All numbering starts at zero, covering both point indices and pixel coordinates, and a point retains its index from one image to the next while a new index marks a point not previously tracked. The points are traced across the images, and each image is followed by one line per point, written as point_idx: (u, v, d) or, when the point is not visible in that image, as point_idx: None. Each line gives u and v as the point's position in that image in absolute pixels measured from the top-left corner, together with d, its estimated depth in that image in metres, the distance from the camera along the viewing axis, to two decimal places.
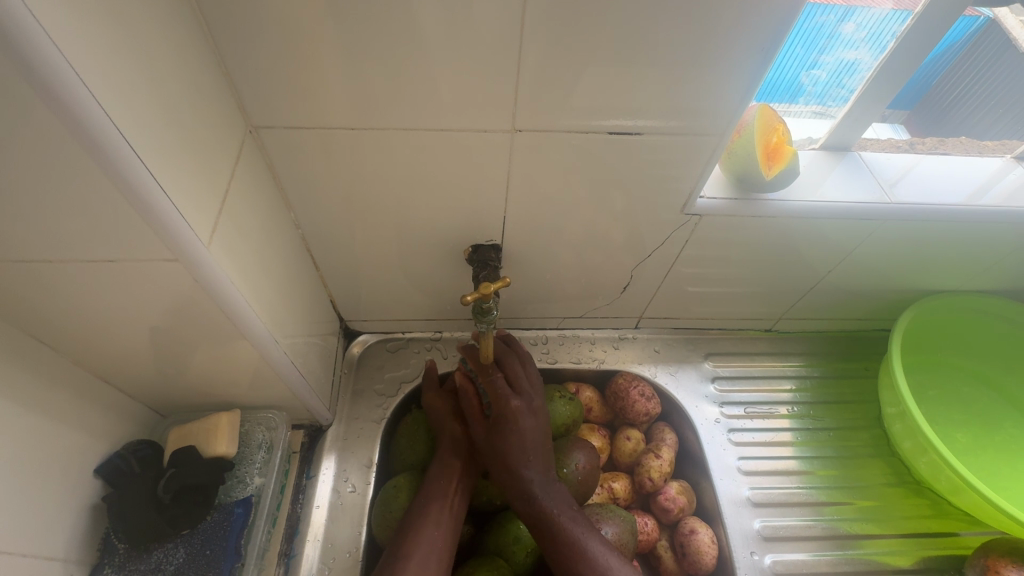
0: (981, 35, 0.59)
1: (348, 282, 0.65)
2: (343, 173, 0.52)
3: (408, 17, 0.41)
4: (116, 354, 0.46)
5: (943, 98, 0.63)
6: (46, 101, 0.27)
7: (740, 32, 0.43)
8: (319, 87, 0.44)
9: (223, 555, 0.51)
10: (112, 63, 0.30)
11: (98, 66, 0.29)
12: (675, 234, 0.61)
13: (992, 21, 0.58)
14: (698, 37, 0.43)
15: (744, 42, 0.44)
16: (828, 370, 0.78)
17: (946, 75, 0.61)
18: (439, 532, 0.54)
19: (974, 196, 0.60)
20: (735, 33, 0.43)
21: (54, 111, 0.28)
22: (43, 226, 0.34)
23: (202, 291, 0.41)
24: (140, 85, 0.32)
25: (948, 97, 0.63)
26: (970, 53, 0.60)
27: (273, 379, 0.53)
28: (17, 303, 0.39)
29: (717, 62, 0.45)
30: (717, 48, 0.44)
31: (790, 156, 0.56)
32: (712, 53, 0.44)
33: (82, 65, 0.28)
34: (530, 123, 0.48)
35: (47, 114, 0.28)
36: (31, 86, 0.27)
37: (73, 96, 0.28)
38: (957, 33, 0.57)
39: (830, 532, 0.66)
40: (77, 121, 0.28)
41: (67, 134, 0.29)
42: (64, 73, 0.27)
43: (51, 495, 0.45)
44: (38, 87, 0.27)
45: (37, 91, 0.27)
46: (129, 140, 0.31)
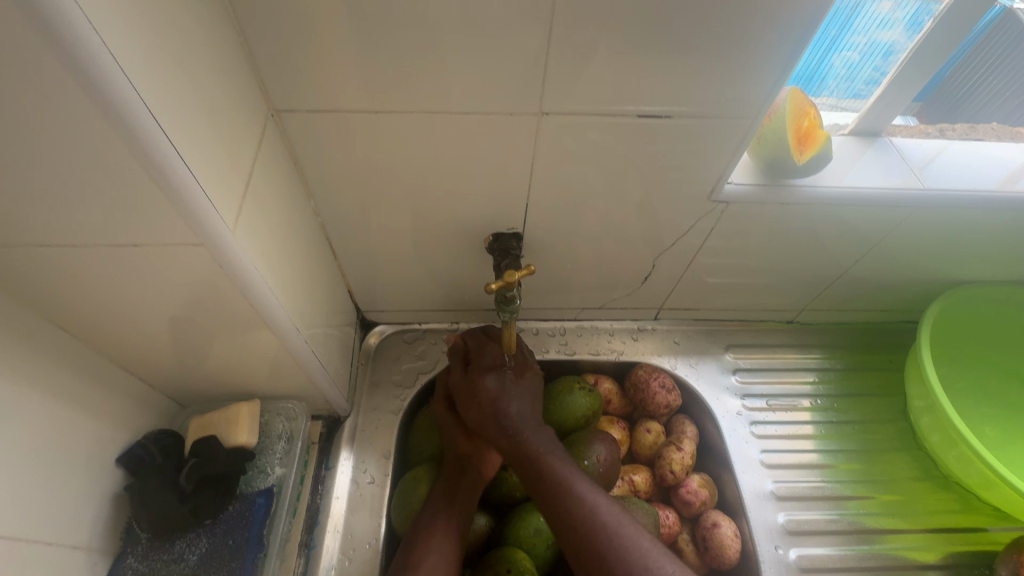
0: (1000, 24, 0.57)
1: (365, 271, 0.64)
2: (363, 159, 0.51)
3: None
4: (137, 342, 0.45)
5: (960, 86, 0.61)
6: (75, 76, 0.26)
7: (780, 8, 0.41)
8: (342, 69, 0.43)
9: (246, 545, 0.51)
10: (138, 40, 0.29)
11: (123, 42, 0.28)
12: (699, 222, 0.60)
13: (1009, 11, 0.57)
14: (735, 15, 0.42)
15: (784, 19, 0.42)
16: (852, 362, 0.76)
17: (962, 64, 0.59)
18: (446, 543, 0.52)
19: (1010, 183, 0.58)
20: (774, 10, 0.41)
21: (81, 88, 0.27)
22: (66, 210, 0.33)
23: (225, 279, 0.40)
24: (165, 64, 0.31)
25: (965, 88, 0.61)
26: (989, 43, 0.58)
27: (293, 369, 0.53)
28: (40, 289, 0.38)
29: (754, 42, 0.43)
30: (755, 26, 0.42)
31: (824, 139, 0.55)
32: (748, 32, 0.43)
33: (110, 40, 0.27)
34: (556, 107, 0.47)
35: (74, 91, 0.27)
36: (58, 61, 0.26)
37: (101, 72, 0.27)
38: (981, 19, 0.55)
39: (855, 526, 0.64)
40: (104, 99, 0.28)
41: (94, 113, 0.28)
42: (93, 49, 0.26)
43: (74, 483, 0.45)
44: (66, 61, 0.26)
45: (64, 66, 0.26)
46: (158, 120, 0.30)
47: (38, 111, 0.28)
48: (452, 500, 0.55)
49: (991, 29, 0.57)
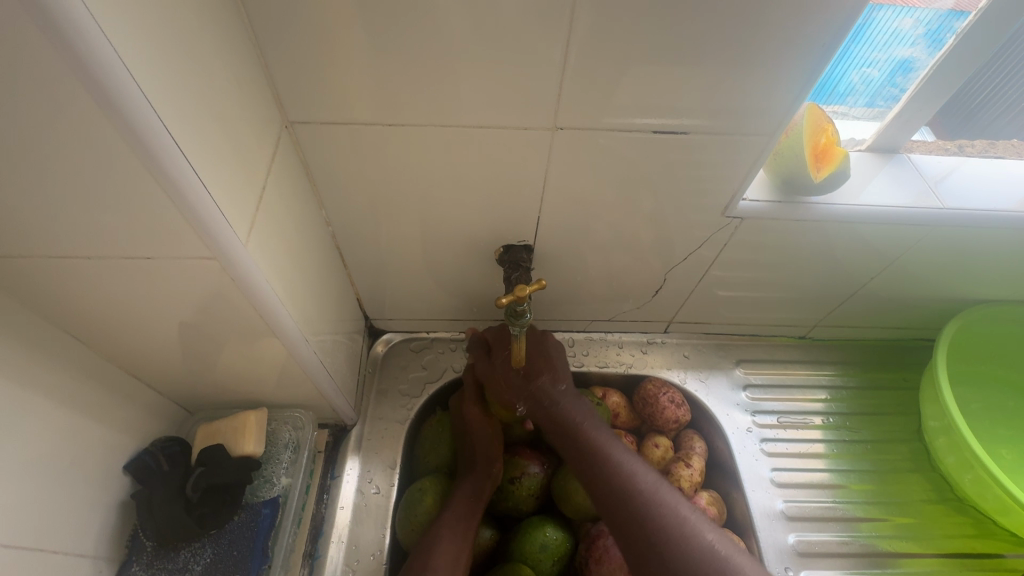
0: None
1: (374, 280, 0.64)
2: (374, 171, 0.51)
3: (453, 9, 0.39)
4: (146, 350, 0.45)
5: (976, 96, 0.59)
6: (90, 91, 0.26)
7: (800, 25, 0.41)
8: (356, 82, 0.43)
9: (250, 556, 0.51)
10: (157, 54, 0.29)
11: (143, 58, 0.28)
12: (713, 237, 0.59)
13: None
14: (755, 31, 0.41)
15: (804, 35, 0.41)
16: (864, 380, 0.75)
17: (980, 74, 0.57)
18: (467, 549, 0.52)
19: None
20: (794, 25, 0.41)
21: (100, 103, 0.27)
22: (81, 221, 0.33)
23: (236, 290, 0.40)
24: (184, 82, 0.32)
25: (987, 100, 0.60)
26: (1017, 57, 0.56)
27: (301, 378, 0.52)
28: (51, 297, 0.38)
29: (772, 59, 0.43)
30: (773, 43, 0.42)
31: (842, 157, 0.54)
32: (768, 49, 0.42)
33: (129, 57, 0.27)
34: (571, 122, 0.47)
35: (92, 106, 0.27)
36: (78, 77, 0.26)
37: (120, 87, 0.27)
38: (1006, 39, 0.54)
39: (867, 549, 0.63)
40: (123, 115, 0.28)
41: (111, 128, 0.28)
42: (112, 66, 0.26)
43: (82, 490, 0.45)
44: (83, 76, 0.26)
45: (83, 82, 0.26)
46: (174, 136, 0.30)
47: (57, 126, 0.28)
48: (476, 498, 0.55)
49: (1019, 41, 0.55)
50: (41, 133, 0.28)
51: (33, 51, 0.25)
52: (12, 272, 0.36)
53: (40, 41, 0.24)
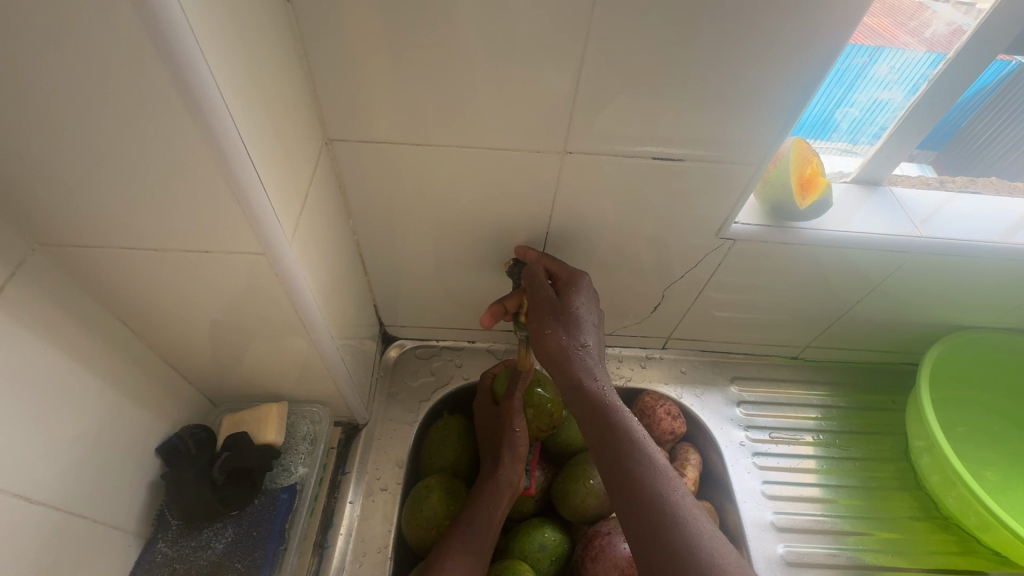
0: (1015, 81, 0.59)
1: (391, 287, 0.69)
2: (400, 185, 0.55)
3: (484, 45, 0.45)
4: (184, 338, 0.49)
5: (973, 138, 0.64)
6: (186, 103, 0.31)
7: (790, 63, 0.46)
8: (392, 104, 0.49)
9: (269, 536, 0.52)
10: (238, 75, 0.34)
11: (228, 78, 0.33)
12: (707, 258, 0.63)
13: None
14: (749, 71, 0.46)
15: (794, 71, 0.46)
16: (854, 401, 0.78)
17: (978, 115, 0.62)
18: (465, 560, 0.53)
19: (1006, 235, 0.62)
20: (785, 63, 0.46)
21: (195, 118, 0.32)
22: (152, 215, 0.37)
23: (276, 285, 0.44)
24: (257, 101, 0.37)
25: (980, 140, 0.64)
26: (1002, 99, 0.60)
27: (322, 374, 0.56)
28: (111, 283, 0.43)
29: (765, 93, 0.48)
30: (765, 79, 0.47)
31: (825, 186, 0.58)
32: (762, 84, 0.47)
33: (221, 80, 0.32)
34: (581, 147, 0.52)
35: (188, 120, 0.32)
36: (180, 95, 0.31)
37: (210, 102, 0.31)
38: (989, 76, 0.58)
39: (854, 562, 0.65)
40: (208, 124, 0.32)
41: (200, 139, 0.33)
42: (209, 86, 0.31)
43: (122, 467, 0.48)
44: (181, 91, 0.30)
45: (183, 100, 0.31)
46: (247, 148, 0.35)
47: (154, 136, 0.33)
48: (493, 505, 0.58)
49: (1007, 84, 0.59)
50: (138, 140, 0.33)
51: (147, 74, 0.30)
52: (83, 259, 0.40)
53: (150, 62, 0.29)
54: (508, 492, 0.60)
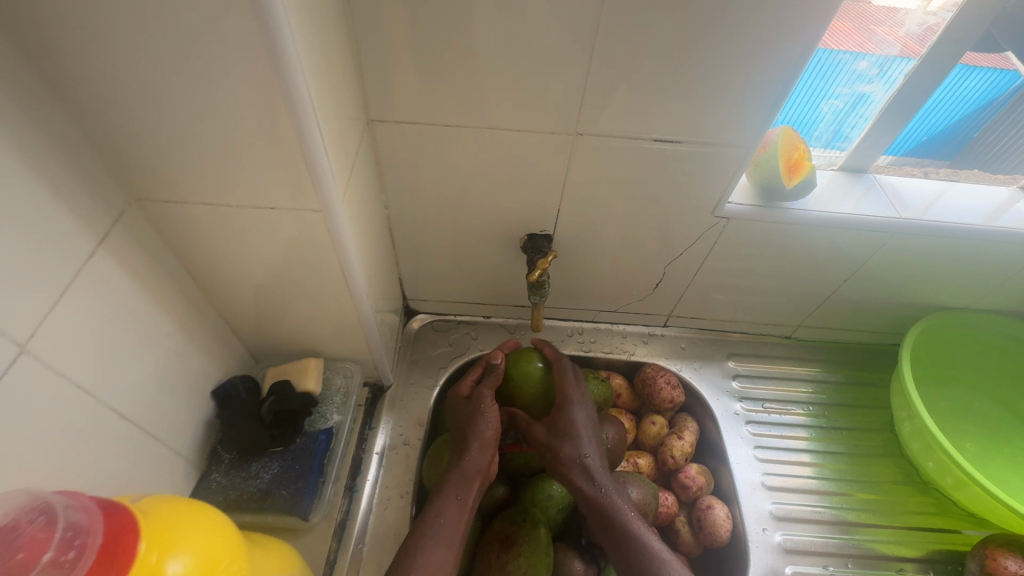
0: None
1: (416, 262, 0.75)
2: (432, 164, 0.61)
3: (522, 30, 0.49)
4: (241, 293, 0.56)
5: (990, 146, 0.69)
6: (277, 75, 0.37)
7: (792, 50, 0.49)
8: (432, 87, 0.54)
9: (309, 470, 0.58)
10: (314, 53, 0.40)
11: (308, 54, 0.39)
12: (707, 232, 0.68)
13: None
14: (761, 58, 0.50)
15: (794, 59, 0.50)
16: (843, 377, 0.83)
17: (991, 125, 0.67)
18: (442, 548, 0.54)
19: (989, 218, 0.66)
20: (787, 51, 0.50)
21: (281, 88, 0.38)
22: (230, 175, 0.44)
23: (326, 245, 0.50)
24: (325, 78, 0.42)
25: (996, 149, 0.69)
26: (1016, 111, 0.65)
27: (357, 333, 0.62)
28: (185, 239, 0.49)
29: (768, 78, 0.52)
30: (773, 65, 0.51)
31: (810, 168, 0.64)
32: (769, 70, 0.51)
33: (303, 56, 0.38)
34: (604, 127, 0.56)
35: (275, 89, 0.38)
36: (273, 67, 0.36)
37: (294, 74, 0.37)
38: (998, 89, 0.63)
39: (838, 518, 0.70)
40: (291, 94, 0.38)
41: (283, 106, 0.39)
42: (294, 60, 0.36)
43: (187, 404, 0.55)
44: (275, 66, 0.36)
45: (275, 72, 0.37)
46: (319, 122, 0.41)
47: (244, 103, 0.39)
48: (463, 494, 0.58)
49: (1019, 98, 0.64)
50: (233, 109, 0.39)
51: (248, 48, 0.35)
52: (166, 215, 0.47)
53: (252, 38, 0.35)
54: (478, 480, 0.60)
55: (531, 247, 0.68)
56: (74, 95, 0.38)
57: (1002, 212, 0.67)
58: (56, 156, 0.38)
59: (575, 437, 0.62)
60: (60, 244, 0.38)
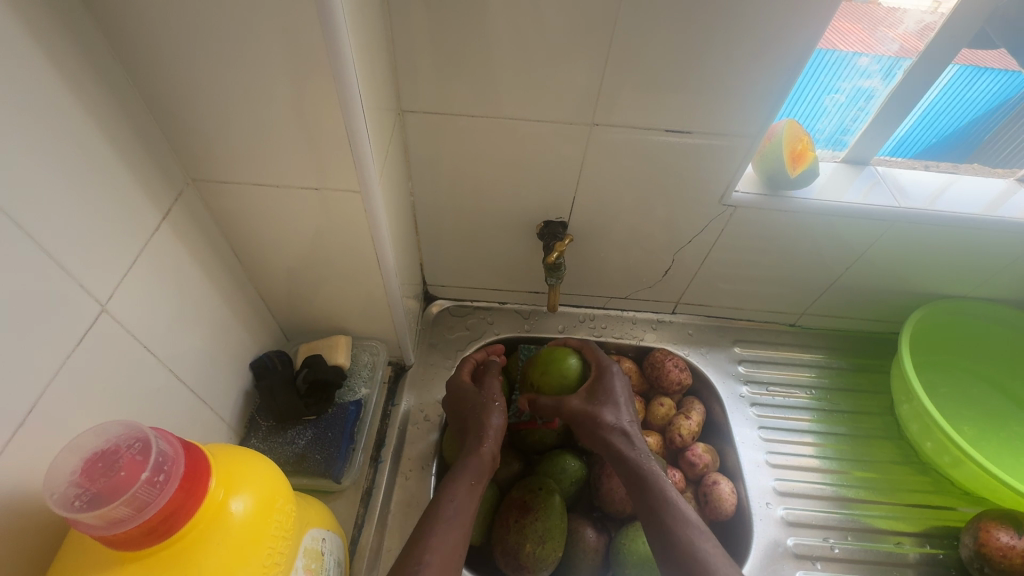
0: None
1: (437, 248, 0.79)
2: (456, 154, 0.65)
3: (547, 28, 0.52)
4: (279, 272, 0.60)
5: (1004, 146, 0.72)
6: (330, 65, 0.41)
7: (799, 46, 0.53)
8: (460, 80, 0.57)
9: (340, 438, 0.62)
10: (360, 47, 0.44)
11: (356, 47, 0.42)
12: (712, 224, 0.71)
13: None
14: (770, 53, 0.54)
15: (801, 55, 0.54)
16: (846, 364, 0.86)
17: (1002, 127, 0.70)
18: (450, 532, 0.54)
19: (989, 208, 0.70)
20: (794, 47, 0.53)
21: (332, 77, 0.41)
22: (279, 159, 0.48)
23: (362, 226, 0.54)
24: (367, 70, 0.46)
25: (1011, 148, 0.72)
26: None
27: (384, 313, 0.66)
28: (233, 219, 0.54)
29: (778, 72, 0.55)
30: (781, 61, 0.54)
31: (811, 159, 0.67)
32: (778, 65, 0.54)
33: (352, 49, 0.41)
34: (619, 119, 0.60)
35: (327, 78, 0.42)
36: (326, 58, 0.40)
37: (344, 65, 0.41)
38: (1003, 93, 0.67)
39: (838, 494, 0.73)
40: (340, 83, 0.42)
41: (333, 94, 0.43)
42: (345, 52, 0.40)
43: (230, 373, 0.59)
44: (329, 57, 0.40)
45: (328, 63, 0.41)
46: (363, 109, 0.45)
47: (298, 91, 0.43)
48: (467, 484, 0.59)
49: None
50: (287, 97, 0.43)
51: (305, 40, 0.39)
52: (218, 195, 0.51)
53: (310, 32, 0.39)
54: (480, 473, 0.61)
55: (548, 234, 0.72)
56: (146, 82, 0.42)
57: (1000, 204, 0.70)
58: (129, 136, 0.42)
59: (615, 403, 0.66)
60: (130, 217, 0.43)
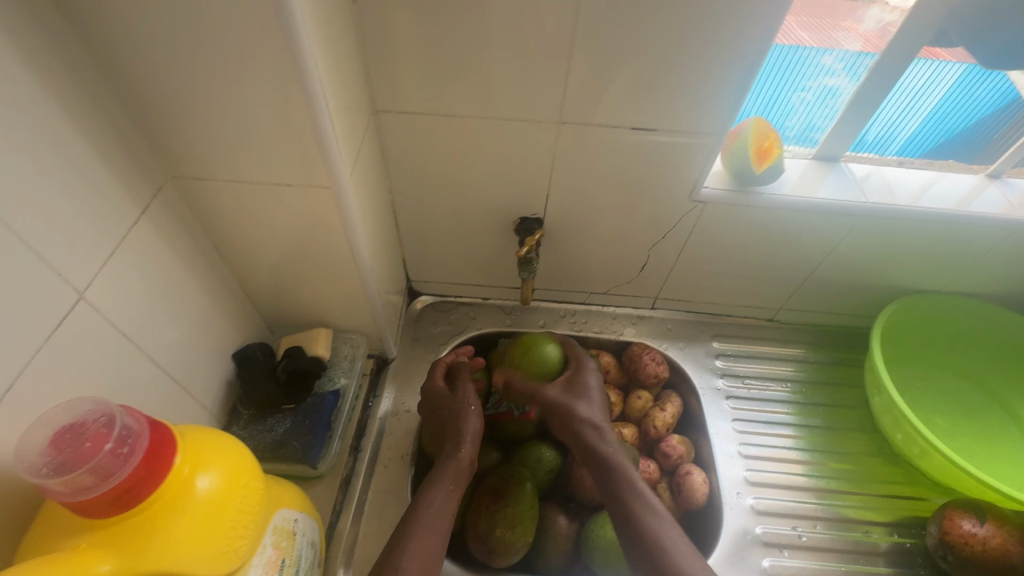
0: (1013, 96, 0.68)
1: (418, 245, 0.81)
2: (431, 152, 0.67)
3: (509, 30, 0.54)
4: (259, 266, 0.62)
5: (1007, 141, 0.73)
6: (292, 67, 0.43)
7: (756, 46, 0.55)
8: (430, 81, 0.59)
9: (318, 426, 0.65)
10: (323, 49, 0.46)
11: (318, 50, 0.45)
12: (684, 219, 0.73)
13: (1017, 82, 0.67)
14: (727, 53, 0.55)
15: (758, 54, 0.55)
16: (823, 358, 0.88)
17: (998, 125, 0.71)
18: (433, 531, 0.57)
19: (961, 203, 0.71)
20: (751, 47, 0.55)
21: (294, 79, 0.44)
22: (252, 157, 0.50)
23: (335, 221, 0.56)
24: (333, 71, 0.48)
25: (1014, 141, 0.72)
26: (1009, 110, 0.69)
27: (363, 307, 0.69)
28: (212, 215, 0.56)
29: (737, 72, 0.57)
30: (739, 60, 0.56)
31: (776, 156, 0.68)
32: (736, 64, 0.56)
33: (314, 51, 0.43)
34: (584, 118, 0.62)
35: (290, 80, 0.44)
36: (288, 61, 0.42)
37: (306, 67, 0.43)
38: (981, 97, 0.69)
39: (808, 485, 0.75)
40: (303, 84, 0.44)
41: (298, 95, 0.45)
42: (306, 55, 0.42)
43: (211, 364, 0.61)
44: (291, 60, 0.42)
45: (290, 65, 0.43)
46: (328, 109, 0.47)
47: (264, 92, 0.45)
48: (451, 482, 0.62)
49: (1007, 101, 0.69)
50: (254, 97, 0.45)
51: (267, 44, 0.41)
52: (197, 192, 0.54)
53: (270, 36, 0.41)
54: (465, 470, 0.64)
55: (525, 229, 0.74)
56: (123, 85, 0.45)
57: (972, 200, 0.71)
58: (107, 135, 0.45)
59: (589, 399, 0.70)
60: (108, 212, 0.45)
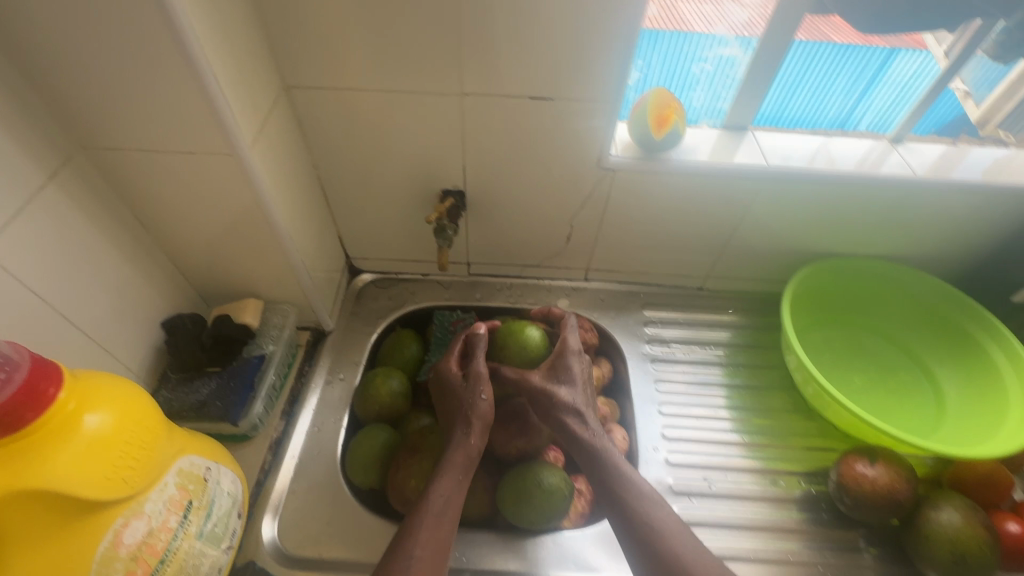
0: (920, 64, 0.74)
1: (351, 222, 0.84)
2: (348, 128, 0.71)
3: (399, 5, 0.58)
4: (181, 238, 0.66)
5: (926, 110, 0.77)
6: (173, 38, 0.46)
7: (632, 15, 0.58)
8: (335, 57, 0.63)
9: (241, 387, 0.68)
10: (208, 22, 0.49)
11: (201, 23, 0.48)
12: (598, 187, 0.76)
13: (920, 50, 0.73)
14: (607, 23, 0.59)
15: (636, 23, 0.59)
16: (749, 323, 0.91)
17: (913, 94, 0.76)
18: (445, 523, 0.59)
19: (861, 165, 0.74)
20: (628, 16, 0.58)
21: (177, 49, 0.47)
22: (154, 128, 0.54)
23: (244, 190, 0.60)
24: (224, 45, 0.52)
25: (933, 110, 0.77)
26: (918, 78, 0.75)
27: (288, 277, 0.72)
28: (128, 187, 0.59)
29: (619, 41, 0.60)
30: (619, 29, 0.59)
31: (677, 125, 0.71)
32: (617, 34, 0.60)
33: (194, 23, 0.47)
34: (484, 90, 0.65)
35: (173, 50, 0.47)
36: (168, 32, 0.46)
37: (187, 37, 0.46)
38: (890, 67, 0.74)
39: (725, 440, 0.78)
40: (187, 54, 0.47)
41: (184, 65, 0.48)
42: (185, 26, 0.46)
43: (137, 330, 0.65)
44: (171, 31, 0.46)
45: (171, 36, 0.46)
46: (218, 79, 0.50)
47: (152, 63, 0.48)
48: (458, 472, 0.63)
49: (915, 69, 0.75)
50: (143, 69, 0.48)
51: (145, 16, 0.45)
52: (109, 164, 0.57)
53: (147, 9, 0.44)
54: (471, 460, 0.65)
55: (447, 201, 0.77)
56: (21, 60, 0.48)
57: (877, 164, 0.74)
58: (8, 105, 0.48)
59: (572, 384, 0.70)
60: (12, 178, 0.49)
